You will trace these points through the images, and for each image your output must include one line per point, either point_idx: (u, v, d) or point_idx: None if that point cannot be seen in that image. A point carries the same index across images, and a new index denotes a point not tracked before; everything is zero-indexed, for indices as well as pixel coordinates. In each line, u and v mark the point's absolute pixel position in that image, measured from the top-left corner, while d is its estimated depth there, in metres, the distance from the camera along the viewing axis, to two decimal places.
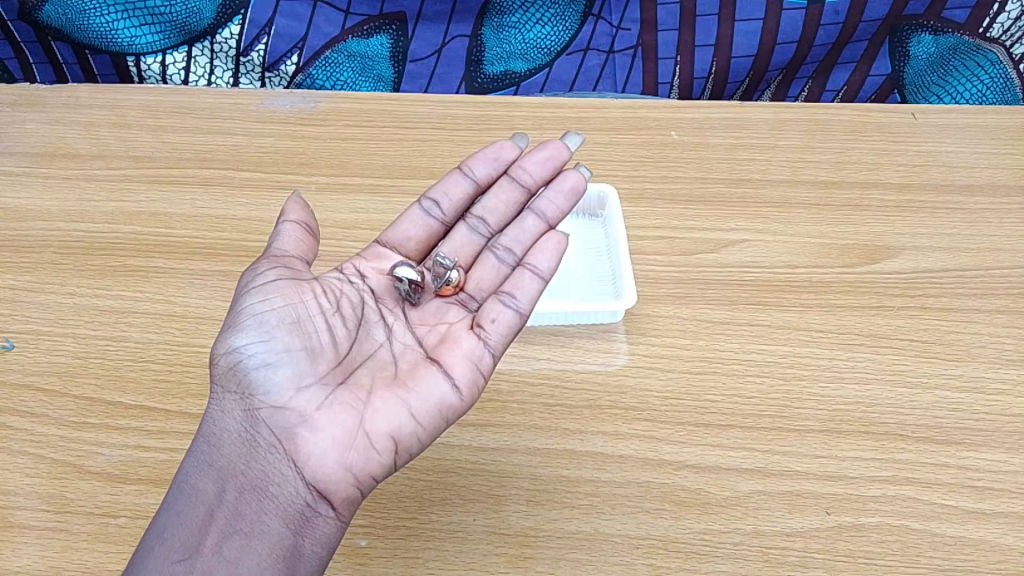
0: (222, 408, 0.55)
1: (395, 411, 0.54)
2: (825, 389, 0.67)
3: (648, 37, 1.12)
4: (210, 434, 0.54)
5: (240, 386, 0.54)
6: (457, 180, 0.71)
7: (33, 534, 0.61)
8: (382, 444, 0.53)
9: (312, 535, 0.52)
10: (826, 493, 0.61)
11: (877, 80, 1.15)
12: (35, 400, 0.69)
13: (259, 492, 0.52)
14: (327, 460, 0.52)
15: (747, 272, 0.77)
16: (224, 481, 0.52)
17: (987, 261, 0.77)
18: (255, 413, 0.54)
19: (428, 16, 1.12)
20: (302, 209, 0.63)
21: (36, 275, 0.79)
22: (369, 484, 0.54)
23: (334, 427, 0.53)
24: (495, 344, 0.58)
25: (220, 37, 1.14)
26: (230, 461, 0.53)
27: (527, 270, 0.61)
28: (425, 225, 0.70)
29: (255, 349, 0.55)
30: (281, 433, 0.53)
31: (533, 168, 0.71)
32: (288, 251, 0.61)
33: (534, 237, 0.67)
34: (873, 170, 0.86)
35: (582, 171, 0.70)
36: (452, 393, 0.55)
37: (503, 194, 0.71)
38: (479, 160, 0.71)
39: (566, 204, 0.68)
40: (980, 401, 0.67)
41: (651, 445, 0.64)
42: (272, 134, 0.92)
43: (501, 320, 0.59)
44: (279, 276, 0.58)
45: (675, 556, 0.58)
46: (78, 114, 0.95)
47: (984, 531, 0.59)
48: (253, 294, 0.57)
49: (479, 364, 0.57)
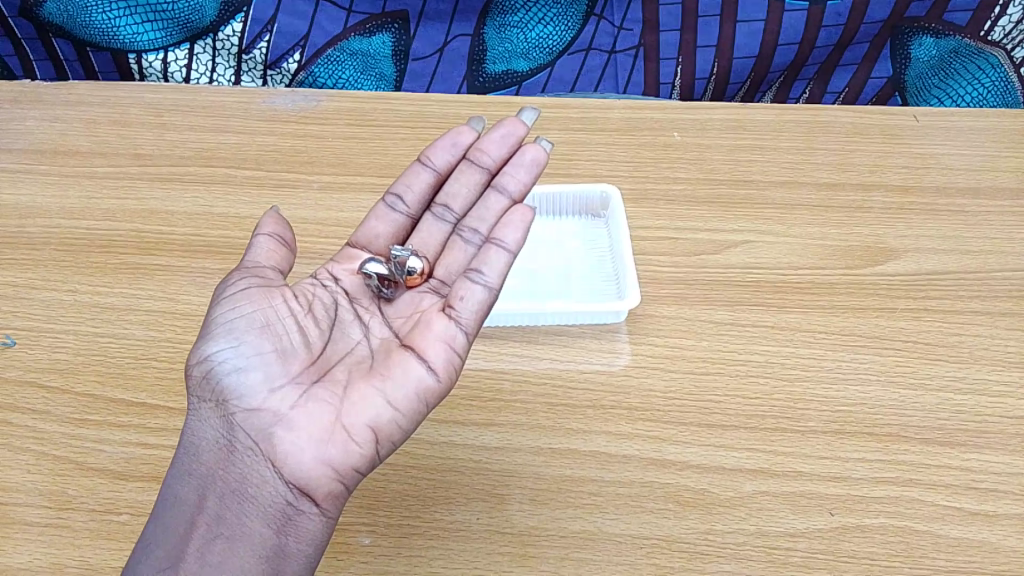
0: (200, 418, 0.55)
1: (371, 401, 0.53)
2: (828, 390, 0.67)
3: (650, 38, 1.12)
4: (189, 444, 0.54)
5: (215, 393, 0.54)
6: (418, 172, 0.71)
7: (34, 530, 0.61)
8: (358, 434, 0.52)
9: (296, 534, 0.52)
10: (832, 494, 0.61)
11: (878, 83, 1.15)
12: (36, 396, 0.69)
13: (238, 495, 0.52)
14: (305, 456, 0.52)
15: (750, 273, 0.77)
16: (204, 488, 0.52)
17: (990, 264, 0.78)
18: (230, 418, 0.54)
19: (430, 15, 1.11)
20: (277, 223, 0.62)
21: (37, 272, 0.79)
22: (352, 477, 0.53)
23: (311, 423, 0.52)
24: (467, 322, 0.56)
25: (222, 34, 1.14)
26: (209, 467, 0.53)
27: (492, 245, 0.58)
28: (392, 221, 0.70)
29: (225, 355, 0.54)
30: (257, 435, 0.53)
31: (491, 147, 0.70)
32: (259, 262, 0.60)
33: (499, 213, 0.65)
34: (873, 172, 0.86)
35: (543, 144, 0.68)
36: (428, 376, 0.54)
37: (464, 178, 0.70)
38: (437, 149, 0.71)
39: (528, 177, 0.67)
40: (983, 403, 0.67)
41: (655, 445, 0.64)
42: (274, 133, 0.92)
43: (470, 296, 0.56)
44: (249, 284, 0.58)
45: (679, 556, 0.58)
46: (80, 111, 0.95)
47: (988, 533, 0.59)
48: (222, 304, 0.57)
49: (453, 345, 0.55)
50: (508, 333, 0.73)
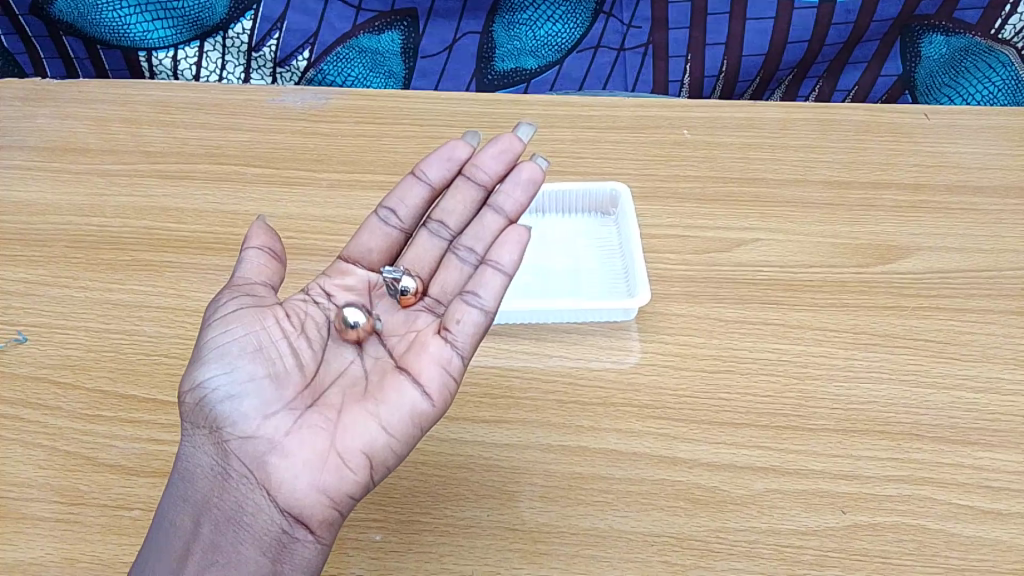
0: (194, 444, 0.54)
1: (366, 426, 0.53)
2: (839, 388, 0.67)
3: (660, 36, 1.12)
4: (184, 470, 0.53)
5: (209, 420, 0.53)
6: (412, 185, 0.69)
7: (45, 525, 0.61)
8: (354, 460, 0.52)
9: (291, 561, 0.51)
10: (842, 493, 0.61)
11: (888, 80, 1.14)
12: (47, 392, 0.69)
13: (233, 523, 0.51)
14: (300, 483, 0.51)
15: (760, 271, 0.76)
16: (199, 515, 0.52)
17: (1003, 261, 0.77)
18: (224, 445, 0.53)
19: (440, 12, 1.11)
20: (266, 235, 0.62)
21: (48, 269, 0.79)
22: (347, 503, 0.52)
23: (306, 450, 0.52)
24: (463, 345, 0.56)
25: (232, 32, 1.14)
26: (204, 494, 0.52)
27: (488, 267, 0.58)
28: (385, 235, 0.68)
29: (218, 381, 0.54)
30: (252, 462, 0.52)
31: (487, 163, 0.68)
32: (250, 279, 0.60)
33: (495, 233, 0.65)
34: (884, 171, 0.86)
35: (539, 161, 0.67)
36: (423, 401, 0.54)
37: (459, 196, 0.69)
38: (432, 162, 0.69)
39: (524, 196, 0.66)
40: (996, 402, 0.66)
41: (666, 443, 0.64)
42: (284, 131, 0.92)
43: (466, 319, 0.56)
44: (240, 304, 0.57)
45: (690, 554, 0.57)
46: (90, 109, 0.95)
47: (1000, 531, 0.59)
48: (214, 326, 0.56)
49: (448, 367, 0.55)
50: (518, 331, 0.73)
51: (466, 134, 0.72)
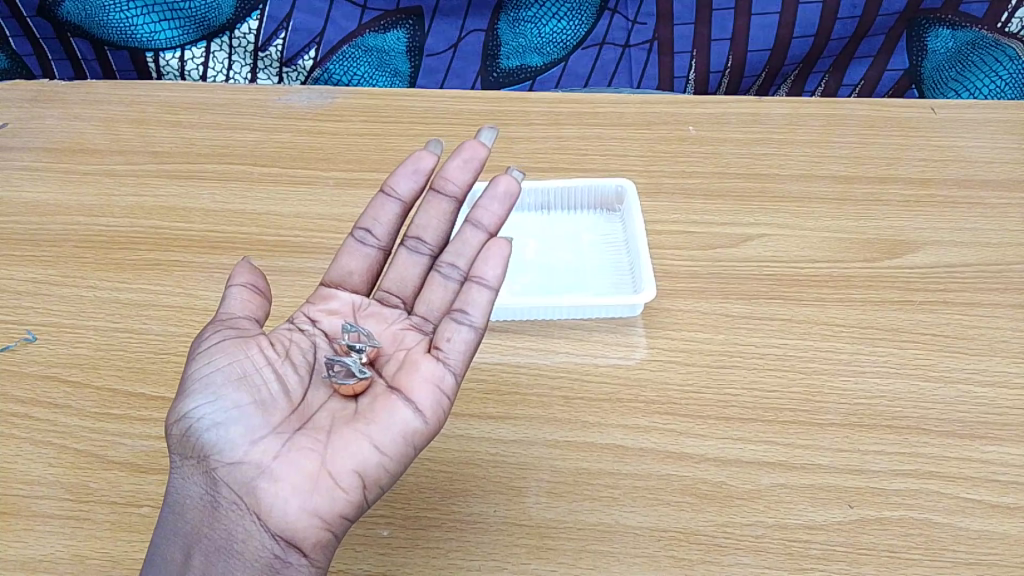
0: (183, 475, 0.54)
1: (356, 445, 0.53)
2: (847, 383, 0.67)
3: (665, 32, 1.12)
4: (174, 502, 0.54)
5: (197, 450, 0.53)
6: (384, 203, 0.68)
7: (55, 523, 0.61)
8: (345, 480, 0.52)
9: None
10: (850, 487, 0.61)
11: (894, 74, 1.14)
12: (57, 391, 0.69)
13: (223, 551, 0.51)
14: (291, 506, 0.51)
15: (765, 266, 0.76)
16: (189, 547, 0.52)
17: (1010, 256, 0.77)
18: (213, 474, 0.53)
19: (445, 10, 1.12)
20: (251, 273, 0.61)
21: (57, 268, 0.79)
22: (340, 524, 0.52)
23: (296, 474, 0.52)
24: (455, 363, 0.57)
25: (239, 32, 1.15)
26: (193, 525, 0.52)
27: (474, 283, 0.58)
28: (364, 255, 0.67)
29: (204, 410, 0.54)
30: (241, 489, 0.52)
31: (454, 174, 0.67)
32: (234, 313, 0.59)
33: (477, 248, 0.64)
34: (890, 165, 0.86)
35: (514, 173, 0.66)
36: (413, 418, 0.54)
37: (433, 209, 0.68)
38: (399, 177, 0.68)
39: (502, 209, 0.65)
40: (1004, 396, 0.66)
41: (672, 438, 0.64)
42: (292, 130, 0.92)
43: (456, 338, 0.57)
44: (223, 337, 0.57)
45: (697, 548, 0.57)
46: (98, 111, 0.96)
47: (1009, 525, 0.58)
48: (199, 359, 0.56)
49: (441, 387, 0.55)
50: (523, 327, 0.73)
51: (429, 143, 0.71)
